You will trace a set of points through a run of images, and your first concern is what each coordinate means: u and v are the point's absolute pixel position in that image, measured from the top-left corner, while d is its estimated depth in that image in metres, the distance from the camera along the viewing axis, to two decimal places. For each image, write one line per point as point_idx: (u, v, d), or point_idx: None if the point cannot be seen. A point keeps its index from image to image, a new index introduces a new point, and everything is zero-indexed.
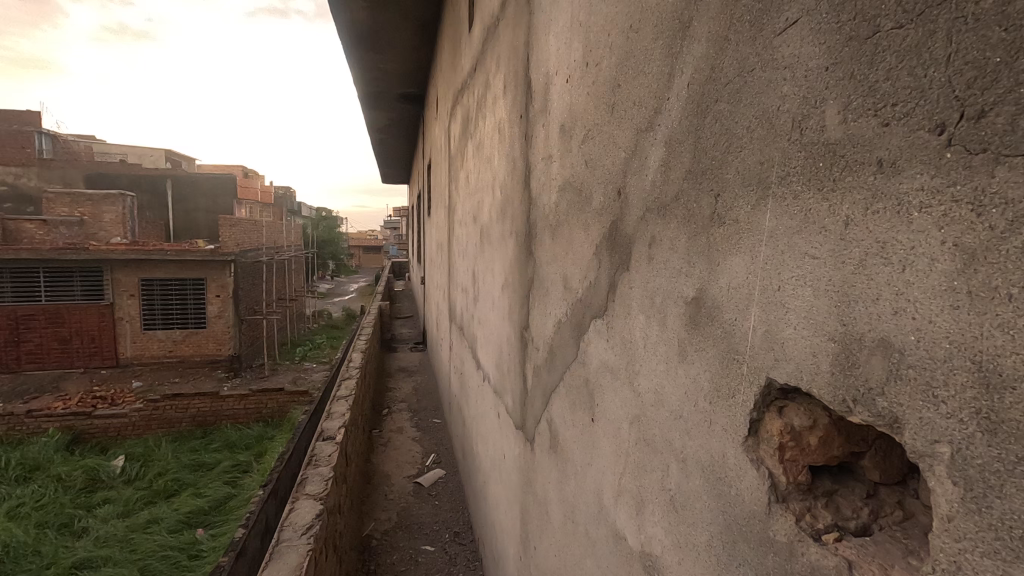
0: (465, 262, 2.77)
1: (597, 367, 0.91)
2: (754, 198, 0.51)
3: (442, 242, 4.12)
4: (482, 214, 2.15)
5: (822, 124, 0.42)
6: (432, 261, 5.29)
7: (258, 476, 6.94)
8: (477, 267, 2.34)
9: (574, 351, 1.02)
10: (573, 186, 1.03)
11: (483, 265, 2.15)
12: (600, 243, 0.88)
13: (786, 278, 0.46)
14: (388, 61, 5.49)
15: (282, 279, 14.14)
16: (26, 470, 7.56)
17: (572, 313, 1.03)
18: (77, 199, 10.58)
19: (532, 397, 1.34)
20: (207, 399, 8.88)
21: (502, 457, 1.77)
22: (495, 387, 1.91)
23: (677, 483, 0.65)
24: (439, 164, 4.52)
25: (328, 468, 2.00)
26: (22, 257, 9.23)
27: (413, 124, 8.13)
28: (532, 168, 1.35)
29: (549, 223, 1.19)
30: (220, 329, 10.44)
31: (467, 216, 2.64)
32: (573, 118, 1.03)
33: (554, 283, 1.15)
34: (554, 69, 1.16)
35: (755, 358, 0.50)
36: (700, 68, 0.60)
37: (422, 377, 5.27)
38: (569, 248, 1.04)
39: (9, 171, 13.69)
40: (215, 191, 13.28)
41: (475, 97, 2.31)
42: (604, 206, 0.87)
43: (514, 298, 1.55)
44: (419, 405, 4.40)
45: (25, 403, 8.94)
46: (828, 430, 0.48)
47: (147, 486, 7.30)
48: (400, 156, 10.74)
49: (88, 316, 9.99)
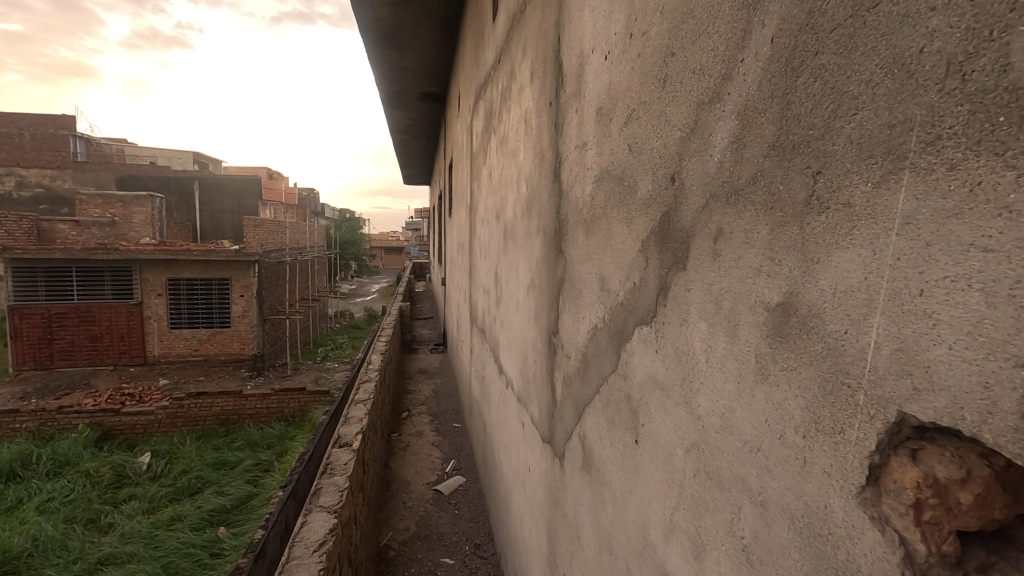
0: (486, 261, 2.67)
1: (641, 380, 0.79)
2: (883, 172, 0.38)
3: (464, 242, 4.02)
4: (505, 211, 2.05)
5: (1003, 61, 0.30)
6: (453, 260, 5.21)
7: (279, 475, 6.94)
8: (500, 267, 2.23)
9: (612, 363, 0.91)
10: (611, 175, 0.92)
11: (506, 267, 2.05)
12: (647, 239, 0.76)
13: (936, 280, 0.34)
14: (409, 59, 5.44)
15: (304, 279, 14.28)
16: (56, 465, 7.71)
17: (611, 320, 0.91)
18: (109, 200, 10.83)
19: (561, 409, 1.22)
20: (231, 398, 8.95)
21: (526, 470, 1.66)
22: (518, 394, 1.81)
23: (753, 532, 0.52)
24: (461, 162, 4.43)
25: (343, 478, 1.91)
26: (55, 257, 9.46)
27: (434, 124, 8.08)
28: (562, 159, 1.24)
29: (582, 217, 1.08)
30: (243, 328, 10.57)
31: (489, 214, 2.53)
32: (613, 99, 0.92)
33: (588, 286, 1.04)
34: (590, 47, 1.04)
35: (879, 388, 0.38)
36: (790, 18, 0.48)
37: (442, 379, 5.18)
38: (608, 245, 0.93)
39: (45, 174, 14.11)
40: (240, 193, 13.48)
41: (499, 90, 2.21)
42: (653, 196, 0.75)
43: (540, 300, 1.45)
44: (438, 408, 4.31)
45: (57, 399, 9.15)
46: (987, 485, 0.36)
47: (171, 483, 7.37)
48: (422, 156, 10.73)
49: (118, 315, 10.20)
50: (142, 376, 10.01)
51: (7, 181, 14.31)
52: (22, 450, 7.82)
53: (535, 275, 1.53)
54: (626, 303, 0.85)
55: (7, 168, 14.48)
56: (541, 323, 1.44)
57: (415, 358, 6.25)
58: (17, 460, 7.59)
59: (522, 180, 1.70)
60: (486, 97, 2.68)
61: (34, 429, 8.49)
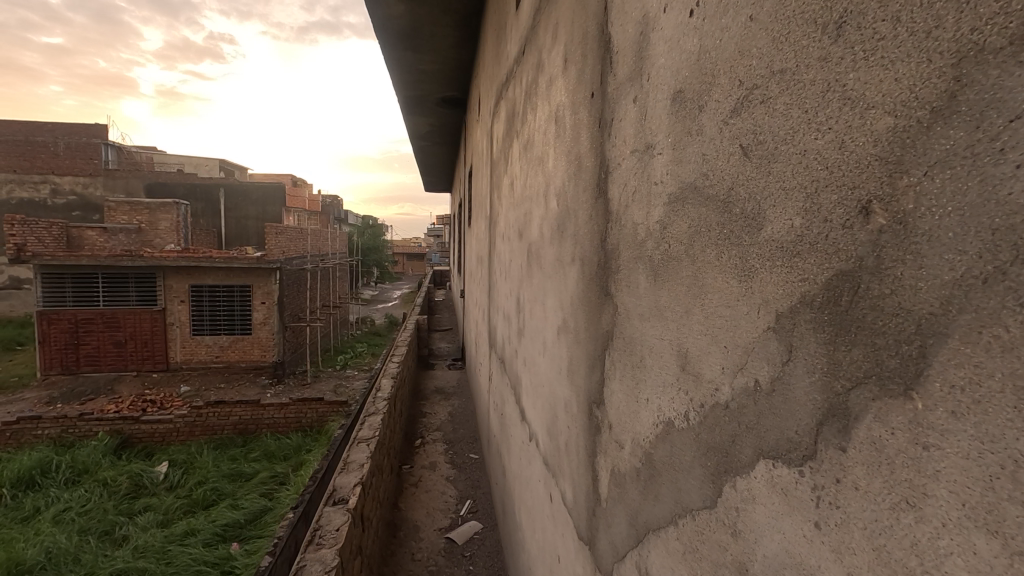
0: (507, 283, 2.35)
1: (774, 559, 0.45)
2: None
3: (484, 255, 3.69)
4: (529, 229, 1.74)
5: None
6: (471, 275, 4.91)
7: (294, 490, 6.68)
8: (522, 293, 1.91)
9: (706, 497, 0.57)
10: (702, 195, 0.58)
11: (530, 296, 1.74)
12: (796, 316, 0.43)
13: None
14: (429, 61, 5.18)
15: (326, 286, 14.16)
16: (75, 473, 7.59)
17: (701, 427, 0.57)
18: (136, 207, 10.93)
19: (608, 515, 0.89)
20: (249, 407, 8.78)
21: (555, 560, 1.32)
22: (544, 456, 1.48)
23: None
24: (480, 171, 4.14)
25: (333, 552, 1.60)
26: (82, 263, 9.45)
27: (456, 129, 7.82)
28: (610, 169, 0.92)
29: (646, 256, 0.74)
30: (264, 335, 10.44)
31: (510, 229, 2.22)
32: (706, 75, 0.58)
33: (657, 356, 0.70)
34: (660, 4, 0.71)
35: None
36: None
37: (460, 401, 4.86)
38: (699, 302, 0.59)
39: (78, 181, 14.38)
40: (264, 200, 13.44)
41: (523, 85, 1.89)
42: (812, 240, 0.41)
43: (576, 352, 1.12)
44: (454, 435, 4.00)
45: (80, 406, 9.14)
46: None
47: (186, 495, 7.18)
48: (442, 163, 10.49)
49: (142, 321, 10.15)
50: (164, 383, 9.97)
51: (41, 188, 14.55)
52: (42, 458, 7.73)
53: (567, 315, 1.20)
54: (733, 412, 0.52)
55: (42, 175, 14.73)
56: (576, 383, 1.11)
57: (432, 375, 5.94)
58: (36, 468, 7.48)
59: (550, 194, 1.39)
60: (507, 96, 2.37)
61: (56, 436, 8.40)
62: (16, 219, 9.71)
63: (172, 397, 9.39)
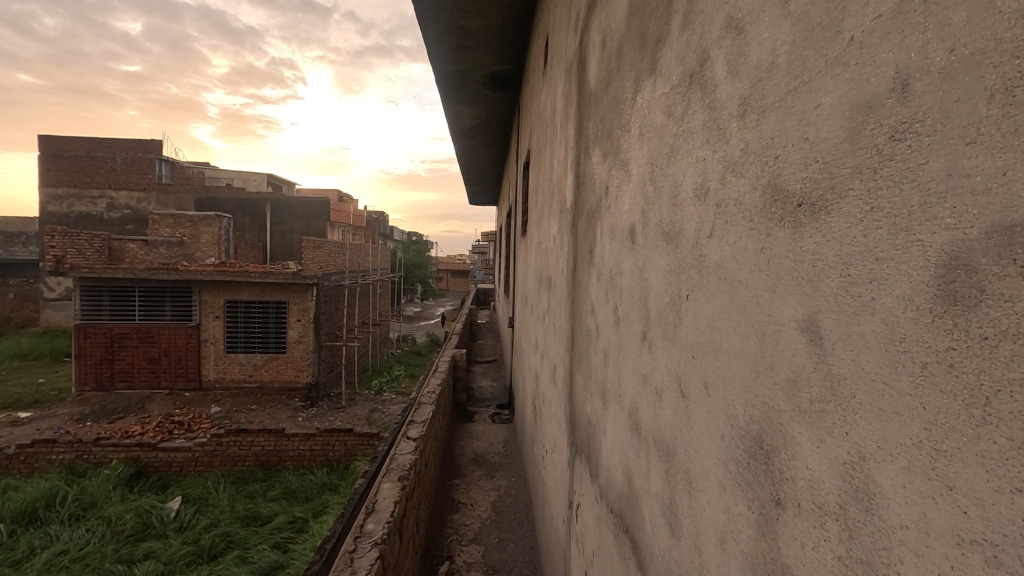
0: (657, 357, 0.90)
1: None
2: None
3: (555, 276, 2.22)
4: (998, 120, 0.31)
5: None
6: (527, 300, 3.47)
7: (312, 543, 5.22)
8: (842, 445, 0.44)
9: None
10: None
11: (997, 526, 0.31)
12: None
13: None
14: (474, 13, 3.81)
15: (367, 302, 12.98)
16: (81, 507, 6.33)
17: None
18: (179, 219, 10.19)
19: None
20: (270, 436, 7.39)
21: None
22: None
23: None
24: (546, 142, 2.69)
25: None
26: (117, 276, 8.56)
27: (510, 120, 6.45)
28: None
29: None
30: (298, 355, 9.23)
31: (691, 200, 0.77)
32: None
33: None
34: None
35: None
36: None
37: (509, 479, 3.41)
38: None
39: (131, 195, 13.84)
40: (309, 213, 12.49)
41: None
42: None
43: None
44: (500, 556, 2.55)
45: (107, 425, 8.18)
46: None
47: (194, 541, 5.77)
48: (492, 168, 9.15)
49: (177, 335, 9.10)
50: (193, 405, 8.94)
51: (98, 203, 14.06)
52: (50, 487, 6.55)
53: None
54: None
55: (99, 189, 14.25)
56: None
57: (471, 432, 4.47)
58: (41, 499, 6.30)
59: None
60: None
61: (69, 462, 7.20)
62: (58, 230, 8.98)
63: (200, 418, 8.29)
